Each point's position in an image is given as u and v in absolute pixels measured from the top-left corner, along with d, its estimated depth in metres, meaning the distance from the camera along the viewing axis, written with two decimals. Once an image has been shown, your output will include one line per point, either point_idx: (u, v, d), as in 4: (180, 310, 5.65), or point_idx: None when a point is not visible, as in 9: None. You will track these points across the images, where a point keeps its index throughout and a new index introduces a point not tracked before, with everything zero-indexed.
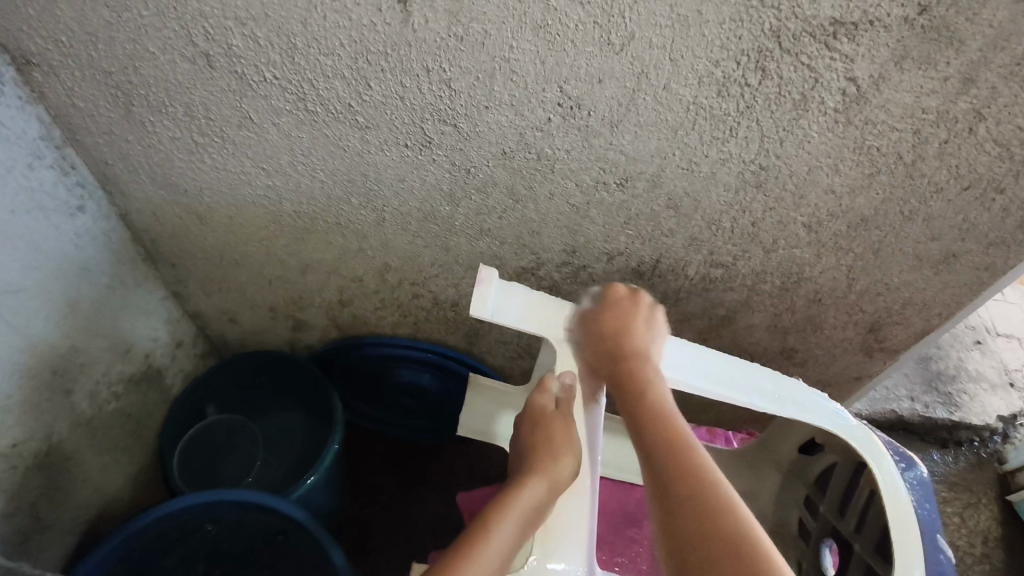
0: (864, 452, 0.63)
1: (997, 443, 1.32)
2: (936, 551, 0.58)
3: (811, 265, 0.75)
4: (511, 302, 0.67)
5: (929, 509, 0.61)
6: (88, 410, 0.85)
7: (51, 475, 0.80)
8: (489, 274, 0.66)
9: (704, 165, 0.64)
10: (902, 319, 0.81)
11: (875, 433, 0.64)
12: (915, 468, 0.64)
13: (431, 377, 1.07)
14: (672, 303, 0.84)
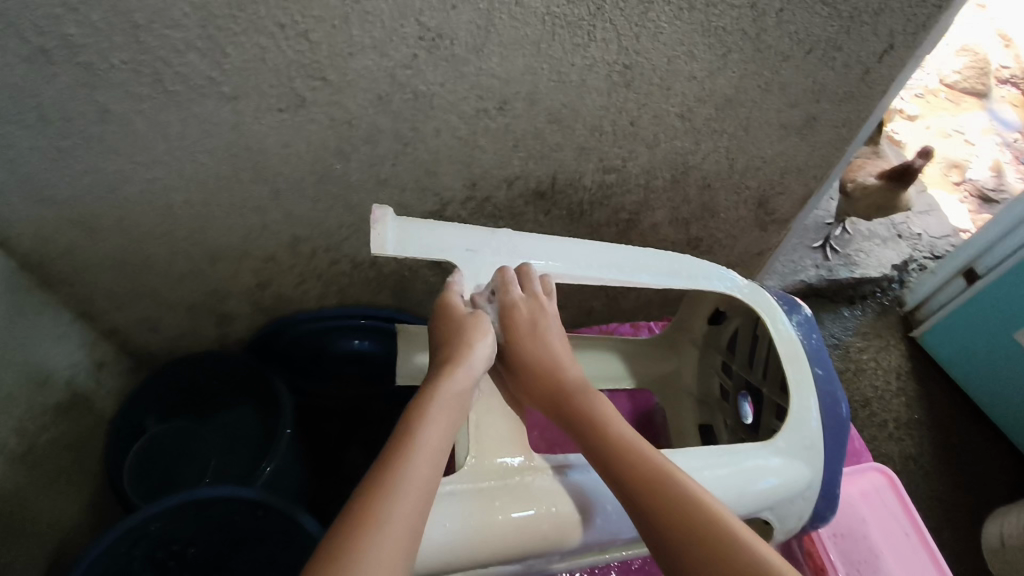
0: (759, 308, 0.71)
1: (896, 289, 1.51)
2: (822, 376, 0.69)
3: (693, 153, 0.80)
4: (411, 232, 0.64)
5: (813, 338, 0.72)
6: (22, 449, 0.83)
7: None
8: (383, 213, 0.61)
9: (573, 74, 0.67)
10: (784, 188, 0.90)
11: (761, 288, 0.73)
12: (800, 310, 0.73)
13: (369, 342, 1.08)
14: (579, 217, 0.88)
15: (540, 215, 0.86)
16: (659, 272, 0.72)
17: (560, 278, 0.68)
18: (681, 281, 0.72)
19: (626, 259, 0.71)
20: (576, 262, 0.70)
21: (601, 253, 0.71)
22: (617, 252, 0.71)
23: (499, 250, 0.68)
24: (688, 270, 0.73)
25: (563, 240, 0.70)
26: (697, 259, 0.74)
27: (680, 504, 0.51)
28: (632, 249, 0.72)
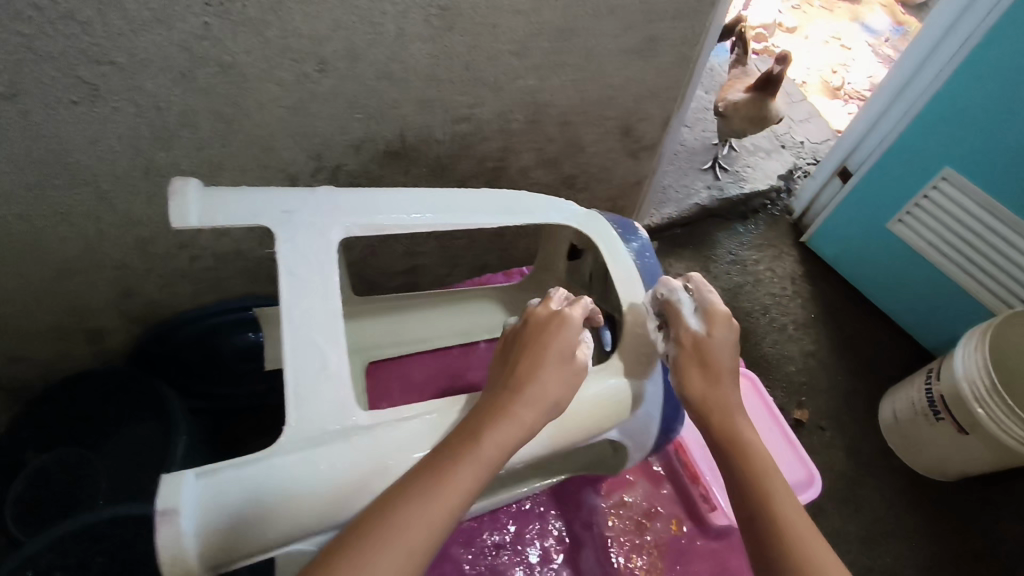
0: (593, 236, 0.72)
1: (783, 199, 1.58)
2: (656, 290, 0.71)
3: (540, 91, 0.78)
4: (219, 201, 0.57)
5: (648, 257, 0.74)
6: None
7: None
8: (183, 182, 0.56)
9: (388, 23, 0.63)
10: (644, 114, 0.89)
11: (596, 215, 0.74)
12: (634, 232, 0.75)
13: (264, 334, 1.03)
14: (442, 173, 0.86)
15: (400, 176, 0.83)
16: (498, 211, 0.68)
17: (391, 230, 0.62)
18: (521, 216, 0.69)
19: (462, 199, 0.66)
20: (405, 209, 0.63)
21: (435, 197, 0.65)
22: (451, 192, 0.66)
23: (318, 208, 0.60)
24: (529, 205, 0.70)
25: (388, 190, 0.64)
26: (535, 194, 0.71)
27: (776, 525, 0.52)
28: (468, 189, 0.67)
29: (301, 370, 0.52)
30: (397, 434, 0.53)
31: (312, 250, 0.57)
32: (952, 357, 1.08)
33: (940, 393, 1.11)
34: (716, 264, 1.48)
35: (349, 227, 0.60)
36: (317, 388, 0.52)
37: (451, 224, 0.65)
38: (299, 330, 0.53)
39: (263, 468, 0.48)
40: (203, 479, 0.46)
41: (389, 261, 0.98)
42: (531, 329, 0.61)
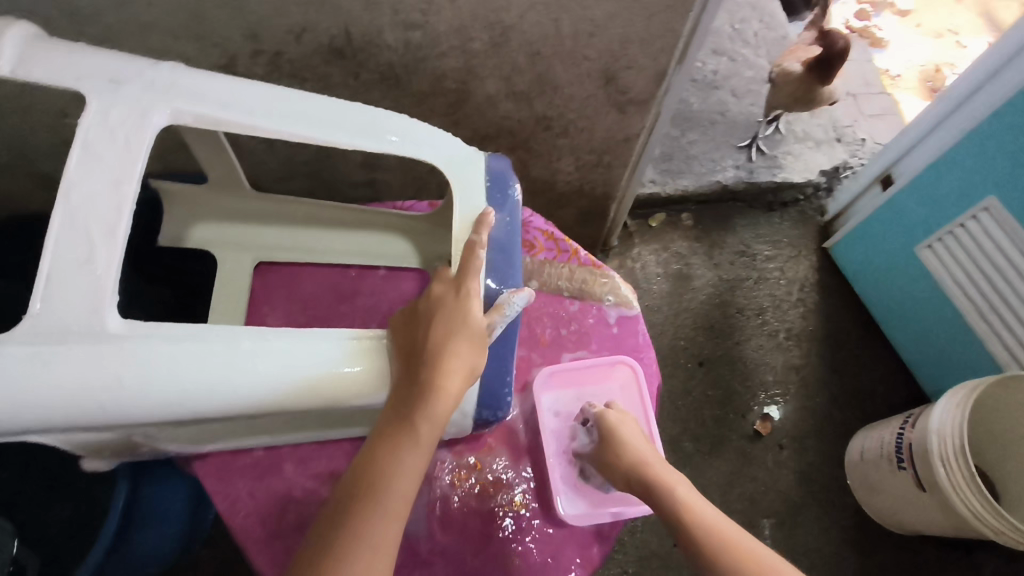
0: (461, 183, 0.65)
1: (821, 198, 1.42)
2: (501, 261, 0.64)
3: (505, 10, 0.70)
4: (44, 56, 0.53)
5: (507, 226, 0.65)
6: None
7: None
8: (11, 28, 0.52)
9: None
10: (631, 63, 0.79)
11: (475, 162, 0.66)
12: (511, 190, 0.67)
13: None
14: (397, 83, 0.79)
15: (348, 77, 0.78)
16: (364, 133, 0.60)
17: (229, 126, 0.56)
18: (393, 144, 0.61)
19: (328, 109, 0.59)
20: (249, 108, 0.56)
21: (292, 101, 0.58)
22: (316, 99, 0.60)
23: (147, 85, 0.53)
24: (407, 133, 0.62)
25: (239, 81, 0.57)
26: (421, 123, 0.63)
27: (732, 541, 0.54)
28: (340, 100, 0.60)
29: (66, 255, 0.49)
30: (157, 355, 0.49)
31: (124, 127, 0.52)
32: (931, 409, 0.97)
33: (908, 442, 1.00)
34: (722, 248, 1.37)
35: (175, 112, 0.54)
36: (70, 278, 0.48)
37: (300, 135, 0.58)
38: (75, 214, 0.49)
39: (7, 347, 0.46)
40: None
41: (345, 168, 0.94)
42: (450, 298, 0.58)
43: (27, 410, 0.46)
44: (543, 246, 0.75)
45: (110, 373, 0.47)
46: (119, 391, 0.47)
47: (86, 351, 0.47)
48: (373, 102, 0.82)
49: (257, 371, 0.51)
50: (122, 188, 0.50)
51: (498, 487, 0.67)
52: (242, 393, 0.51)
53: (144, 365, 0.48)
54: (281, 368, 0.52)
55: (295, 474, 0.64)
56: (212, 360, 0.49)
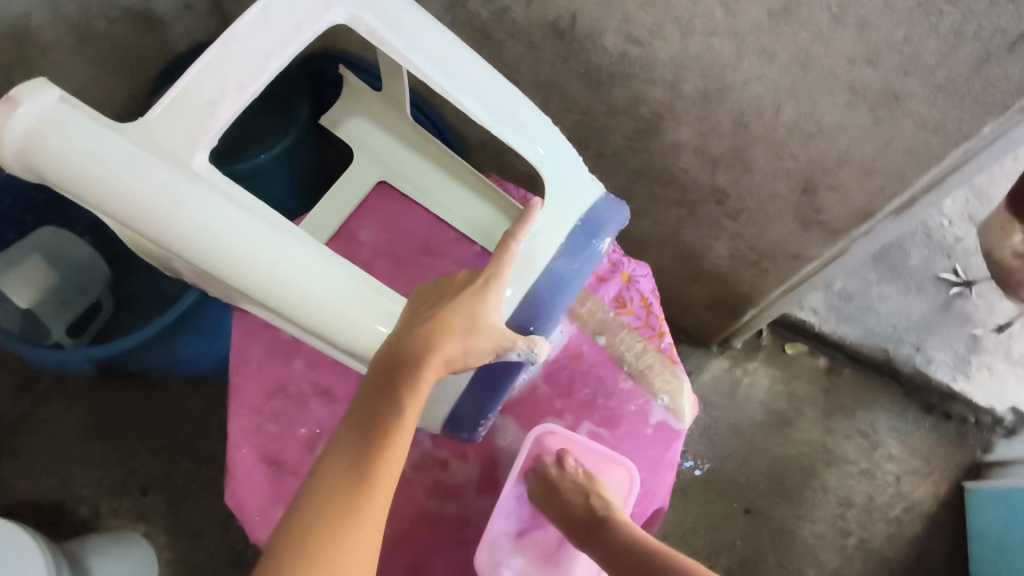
0: (557, 206, 0.61)
1: (996, 432, 1.18)
2: (546, 300, 0.58)
3: (733, 69, 0.63)
4: None
5: (568, 269, 0.60)
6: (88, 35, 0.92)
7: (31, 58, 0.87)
8: None
9: None
10: (839, 185, 0.70)
11: (576, 192, 0.62)
12: (597, 239, 0.61)
13: None
14: (597, 88, 0.77)
15: (557, 60, 0.76)
16: (501, 118, 0.59)
17: (389, 50, 0.56)
18: (519, 140, 0.60)
19: (483, 78, 0.58)
20: (418, 43, 0.56)
21: (461, 57, 0.58)
22: (478, 64, 0.59)
23: None
24: (538, 139, 0.60)
25: (426, 15, 0.57)
26: (560, 136, 0.62)
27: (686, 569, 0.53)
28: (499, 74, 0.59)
29: (194, 92, 0.52)
30: (209, 205, 0.49)
31: (300, 5, 0.54)
32: None
33: None
34: (848, 420, 1.20)
35: (351, 14, 0.55)
36: (190, 108, 0.51)
37: (446, 91, 0.57)
38: (221, 60, 0.52)
39: (105, 132, 0.47)
40: (66, 105, 0.48)
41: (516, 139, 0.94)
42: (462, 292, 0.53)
43: (94, 193, 0.48)
44: (632, 312, 0.71)
45: (170, 200, 0.48)
46: (165, 219, 0.48)
47: (163, 169, 0.48)
48: (568, 94, 0.80)
49: (277, 268, 0.51)
50: (271, 62, 0.53)
51: (451, 496, 0.65)
52: (259, 280, 0.50)
53: (197, 208, 0.49)
54: (303, 275, 0.51)
55: (299, 371, 0.67)
56: (249, 233, 0.50)
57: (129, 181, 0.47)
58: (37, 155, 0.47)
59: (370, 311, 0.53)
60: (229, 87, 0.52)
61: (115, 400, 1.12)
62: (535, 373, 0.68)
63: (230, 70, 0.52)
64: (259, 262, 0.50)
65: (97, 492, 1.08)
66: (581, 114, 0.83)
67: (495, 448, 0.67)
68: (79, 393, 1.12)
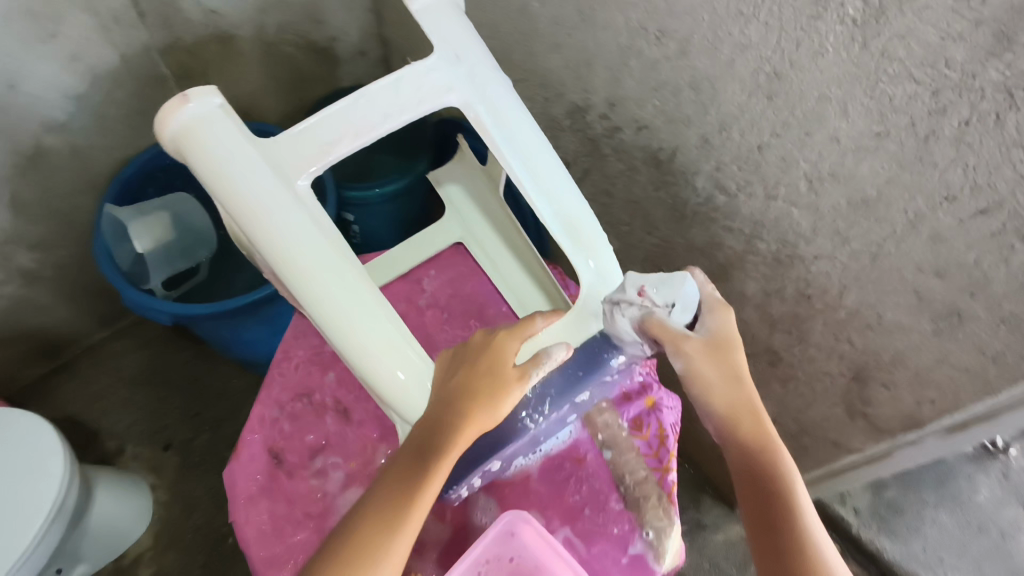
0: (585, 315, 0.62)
1: None
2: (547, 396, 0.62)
3: (807, 239, 0.66)
4: (440, 13, 0.65)
5: (575, 374, 0.62)
6: (276, 54, 1.08)
7: (225, 62, 1.03)
8: None
9: (726, 46, 0.60)
10: (891, 384, 0.68)
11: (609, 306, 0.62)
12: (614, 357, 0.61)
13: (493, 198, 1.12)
14: (680, 221, 0.81)
15: (651, 184, 0.82)
16: (563, 223, 0.63)
17: (488, 139, 0.64)
18: (572, 246, 0.63)
19: (559, 185, 0.64)
20: (513, 141, 0.64)
21: (545, 163, 0.64)
22: (560, 174, 0.65)
23: (474, 78, 0.64)
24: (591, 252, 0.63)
25: (530, 122, 0.65)
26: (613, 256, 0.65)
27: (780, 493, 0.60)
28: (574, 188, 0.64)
29: (318, 130, 0.61)
30: (293, 225, 0.58)
31: (428, 86, 0.63)
32: None
33: None
34: None
35: (467, 104, 0.64)
36: (310, 142, 0.61)
37: (523, 185, 0.64)
38: (348, 111, 0.62)
39: (241, 138, 0.58)
40: (223, 109, 0.59)
41: None
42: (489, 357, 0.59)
43: (214, 186, 0.58)
44: (645, 438, 0.69)
45: (265, 204, 0.57)
46: (256, 223, 0.58)
47: (269, 183, 0.58)
48: (654, 217, 0.85)
49: (328, 292, 0.58)
50: (387, 121, 0.62)
51: (415, 552, 0.66)
52: (312, 297, 0.58)
53: (283, 223, 0.58)
54: (347, 305, 0.58)
55: (329, 382, 0.71)
56: (316, 252, 0.58)
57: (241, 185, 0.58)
58: (184, 141, 0.58)
59: (392, 355, 0.59)
60: (344, 133, 0.61)
61: (175, 357, 1.23)
62: (533, 462, 0.69)
63: (350, 121, 0.62)
64: (315, 283, 0.58)
65: (129, 433, 1.17)
66: (660, 239, 0.87)
67: (472, 522, 0.68)
68: (149, 341, 1.24)
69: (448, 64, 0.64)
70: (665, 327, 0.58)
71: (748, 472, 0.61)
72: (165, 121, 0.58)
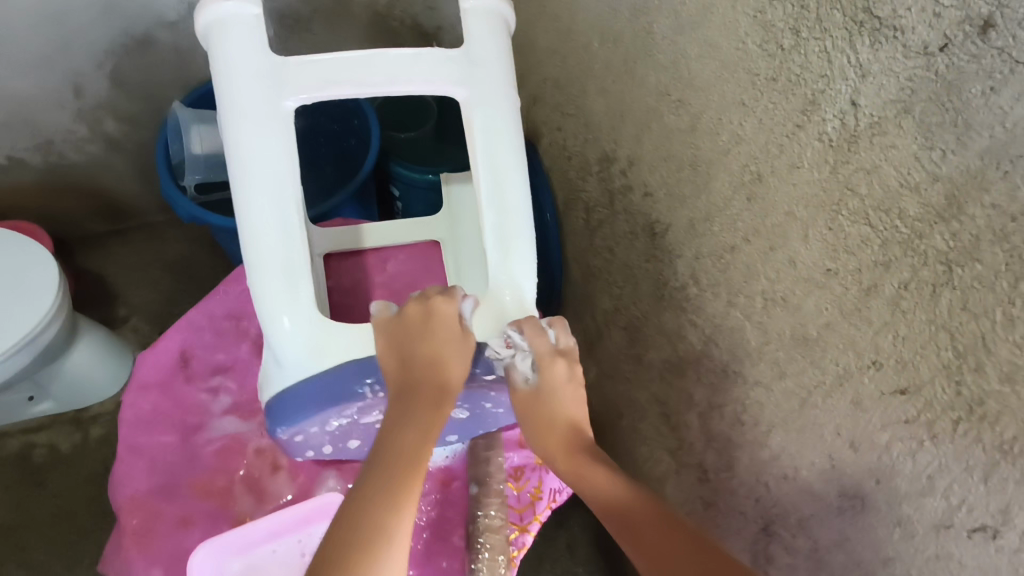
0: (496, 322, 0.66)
1: None
2: None
3: (750, 363, 0.59)
4: (488, 17, 0.69)
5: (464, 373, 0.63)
6: (381, 25, 1.15)
7: (332, 16, 1.11)
8: None
9: (726, 134, 0.57)
10: (788, 560, 0.58)
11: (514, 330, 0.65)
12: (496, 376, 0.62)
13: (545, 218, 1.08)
14: (657, 301, 0.75)
15: (641, 255, 0.77)
16: (496, 242, 0.67)
17: (469, 141, 0.67)
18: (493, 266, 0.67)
19: (510, 207, 0.67)
20: (488, 150, 0.67)
21: (505, 182, 0.67)
22: (519, 192, 0.68)
23: (487, 83, 0.68)
24: (505, 279, 0.66)
25: (515, 142, 0.68)
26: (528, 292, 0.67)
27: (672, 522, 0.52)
28: (522, 213, 0.67)
29: (327, 67, 0.65)
30: (264, 139, 0.63)
31: (438, 73, 0.67)
32: None
33: None
34: None
35: (468, 103, 0.68)
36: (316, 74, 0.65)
37: (479, 192, 0.67)
38: (362, 64, 0.66)
39: (257, 48, 0.64)
40: (256, 17, 0.64)
41: (592, 297, 0.96)
42: (436, 336, 0.61)
43: (221, 78, 0.64)
44: (518, 491, 0.71)
45: (247, 111, 0.63)
46: (235, 124, 0.63)
47: (262, 95, 0.63)
48: (636, 289, 0.80)
49: (263, 210, 0.62)
50: (388, 87, 0.66)
51: (253, 497, 0.69)
52: (248, 207, 0.62)
53: (255, 134, 0.63)
54: (273, 229, 0.62)
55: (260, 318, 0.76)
56: (269, 168, 0.63)
57: (240, 87, 0.63)
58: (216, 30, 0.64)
59: (291, 291, 0.62)
60: (347, 81, 0.65)
61: (202, 262, 1.33)
62: None
63: (357, 71, 0.65)
64: (252, 197, 0.62)
65: (142, 308, 1.29)
66: (636, 316, 0.81)
67: (310, 492, 0.70)
68: (187, 240, 1.34)
69: (469, 63, 0.68)
70: (543, 344, 0.62)
71: (630, 509, 0.54)
72: (210, 7, 0.64)
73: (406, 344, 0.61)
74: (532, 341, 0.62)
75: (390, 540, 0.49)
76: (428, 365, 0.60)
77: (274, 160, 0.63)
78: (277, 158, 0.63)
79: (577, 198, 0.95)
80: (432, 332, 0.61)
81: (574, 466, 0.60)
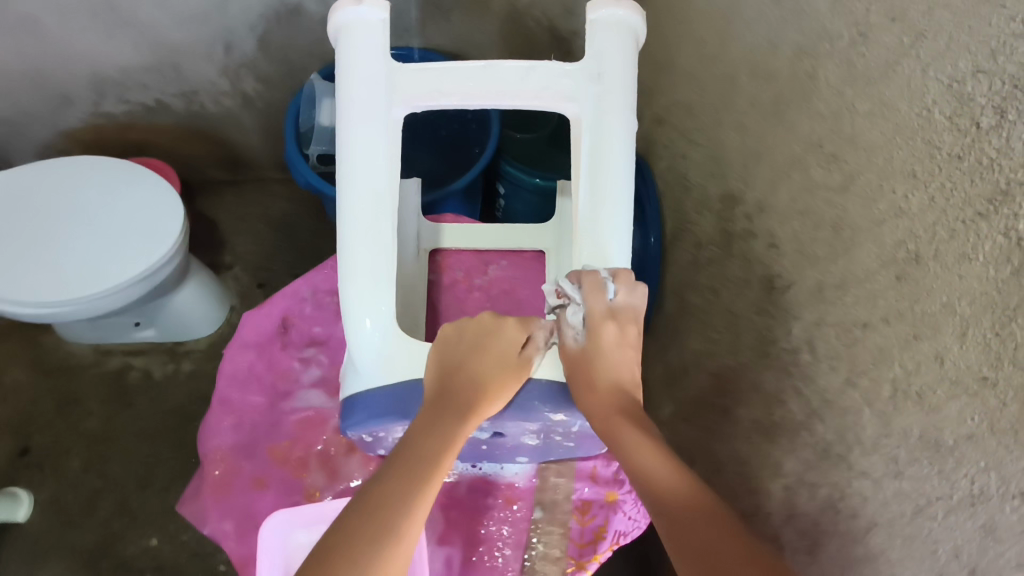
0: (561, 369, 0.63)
1: None
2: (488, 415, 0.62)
3: (863, 451, 0.54)
4: (616, 34, 0.66)
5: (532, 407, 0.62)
6: (518, 23, 1.15)
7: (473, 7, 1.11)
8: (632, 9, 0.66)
9: (883, 203, 0.53)
10: None
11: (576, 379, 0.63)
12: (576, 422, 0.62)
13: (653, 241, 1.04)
14: (759, 358, 0.71)
15: (753, 307, 0.73)
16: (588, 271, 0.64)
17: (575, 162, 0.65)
18: None
19: (606, 237, 0.64)
20: (593, 176, 0.64)
21: (606, 212, 0.64)
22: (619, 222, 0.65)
23: (602, 105, 0.65)
24: None
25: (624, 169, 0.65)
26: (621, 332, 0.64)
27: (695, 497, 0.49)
28: (618, 245, 0.64)
29: (441, 73, 0.65)
30: (370, 140, 0.63)
31: (552, 87, 0.65)
32: None
33: None
34: None
35: (580, 121, 0.65)
36: (430, 80, 0.65)
37: (578, 217, 0.65)
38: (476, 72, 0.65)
39: (376, 52, 0.64)
40: (381, 23, 0.65)
41: (685, 334, 0.92)
42: (484, 345, 0.62)
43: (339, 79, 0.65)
44: (583, 525, 0.71)
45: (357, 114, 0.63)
46: (346, 123, 0.64)
47: (375, 98, 0.64)
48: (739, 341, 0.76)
49: (357, 209, 0.63)
50: (499, 99, 0.65)
51: (327, 476, 0.70)
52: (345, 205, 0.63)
53: (363, 135, 0.63)
54: (364, 228, 0.62)
55: None
56: (370, 167, 0.63)
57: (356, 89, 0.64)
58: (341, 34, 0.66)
59: (371, 296, 0.62)
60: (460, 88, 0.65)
61: (306, 224, 1.38)
62: (467, 476, 0.73)
63: (469, 79, 0.65)
64: (351, 195, 0.63)
65: (243, 257, 1.36)
66: (732, 367, 0.77)
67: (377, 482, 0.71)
68: (297, 201, 1.40)
69: (586, 82, 0.65)
70: (597, 300, 0.60)
71: (670, 500, 0.49)
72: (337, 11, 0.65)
73: (459, 356, 0.61)
74: (588, 297, 0.60)
75: (399, 526, 0.48)
76: (468, 368, 0.60)
77: (377, 159, 0.63)
78: (381, 158, 0.64)
79: (691, 231, 0.91)
80: (477, 341, 0.62)
81: (613, 427, 0.57)
